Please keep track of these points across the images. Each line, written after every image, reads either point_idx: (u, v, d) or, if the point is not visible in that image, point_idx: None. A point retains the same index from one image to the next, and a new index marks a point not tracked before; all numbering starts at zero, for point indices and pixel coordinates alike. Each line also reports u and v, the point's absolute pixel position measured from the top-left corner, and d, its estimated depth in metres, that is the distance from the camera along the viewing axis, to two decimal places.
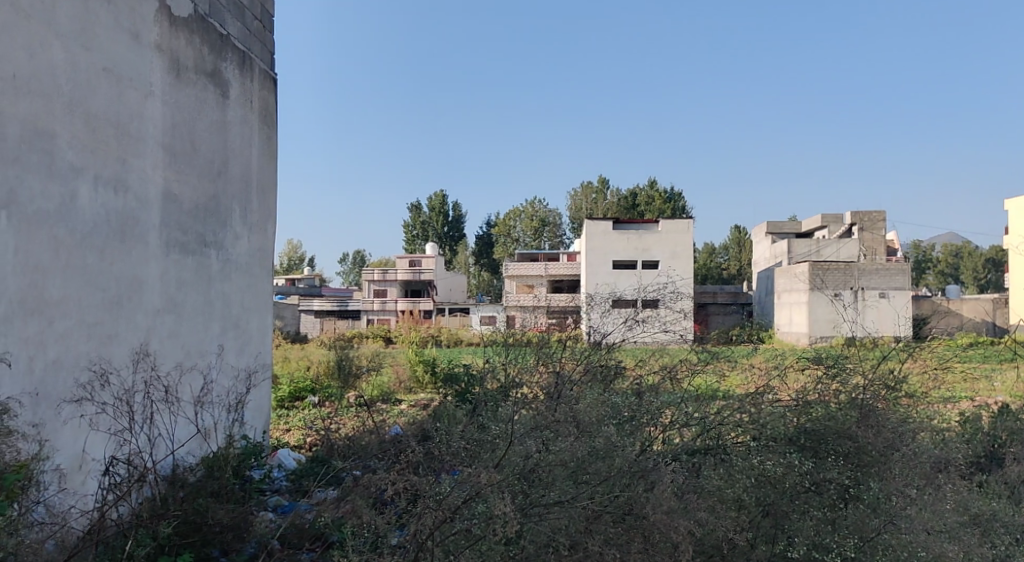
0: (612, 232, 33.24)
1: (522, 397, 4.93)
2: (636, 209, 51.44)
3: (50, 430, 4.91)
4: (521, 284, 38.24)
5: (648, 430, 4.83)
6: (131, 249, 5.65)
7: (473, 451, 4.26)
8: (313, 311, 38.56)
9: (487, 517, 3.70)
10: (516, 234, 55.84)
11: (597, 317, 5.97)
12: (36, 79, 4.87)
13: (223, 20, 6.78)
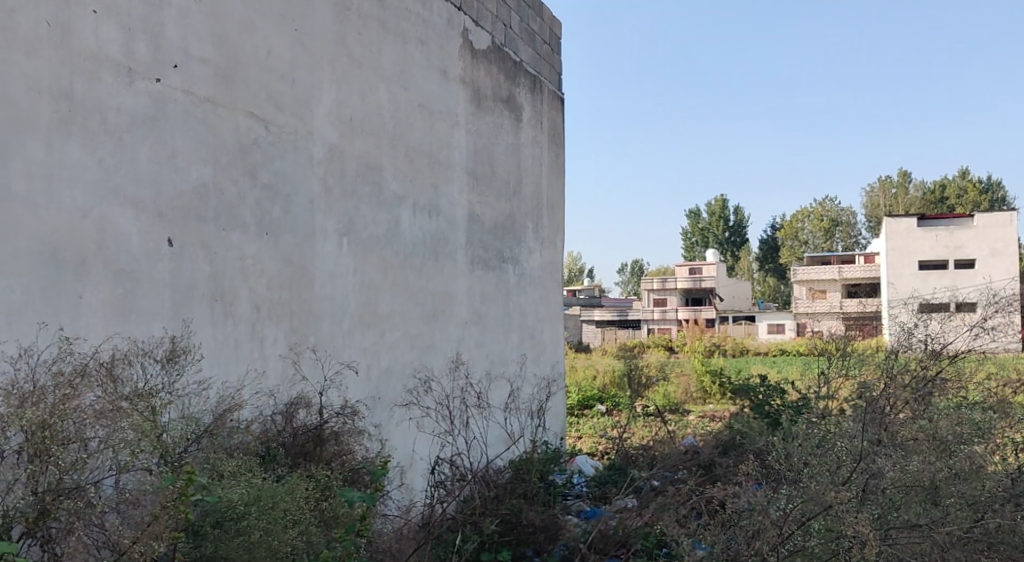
0: (918, 229, 30.36)
1: (815, 415, 4.68)
2: (947, 204, 46.92)
3: (386, 430, 5.47)
4: (813, 290, 36.70)
5: (1009, 450, 4.33)
6: (444, 267, 6.17)
7: (822, 467, 3.75)
8: (594, 321, 39.70)
9: (829, 534, 3.55)
10: (806, 236, 53.46)
11: (933, 327, 5.38)
12: (367, 119, 5.47)
13: (517, 48, 7.21)
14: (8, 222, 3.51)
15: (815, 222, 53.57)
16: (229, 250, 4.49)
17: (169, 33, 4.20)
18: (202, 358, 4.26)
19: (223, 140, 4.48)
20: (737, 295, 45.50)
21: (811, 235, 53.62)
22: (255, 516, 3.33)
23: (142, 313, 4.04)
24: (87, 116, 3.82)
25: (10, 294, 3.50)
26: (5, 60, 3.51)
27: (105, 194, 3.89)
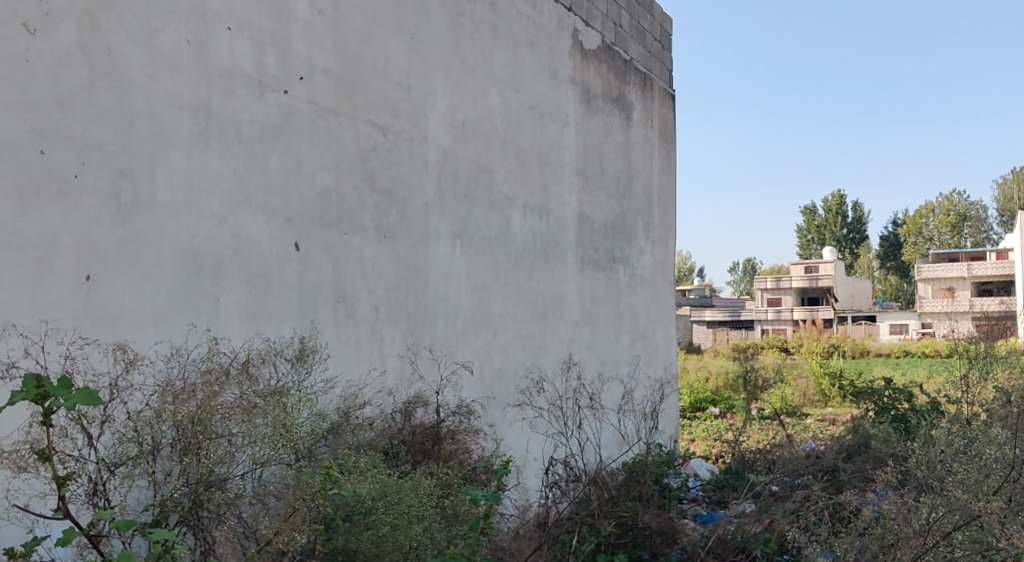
0: None
1: (951, 423, 4.43)
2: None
3: (500, 430, 5.53)
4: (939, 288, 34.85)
5: None
6: (555, 268, 6.20)
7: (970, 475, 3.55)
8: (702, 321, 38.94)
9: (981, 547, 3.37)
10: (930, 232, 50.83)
11: None
12: (480, 123, 5.56)
13: (627, 46, 7.18)
14: (155, 230, 3.73)
15: (942, 216, 50.82)
16: (350, 254, 4.65)
17: (296, 46, 4.39)
18: (328, 357, 4.43)
19: (345, 148, 4.64)
20: (856, 294, 43.64)
21: (936, 230, 50.94)
22: (382, 511, 3.41)
23: (273, 315, 4.23)
24: (222, 128, 4.03)
25: (157, 298, 3.73)
26: (151, 78, 3.74)
27: (238, 202, 4.09)
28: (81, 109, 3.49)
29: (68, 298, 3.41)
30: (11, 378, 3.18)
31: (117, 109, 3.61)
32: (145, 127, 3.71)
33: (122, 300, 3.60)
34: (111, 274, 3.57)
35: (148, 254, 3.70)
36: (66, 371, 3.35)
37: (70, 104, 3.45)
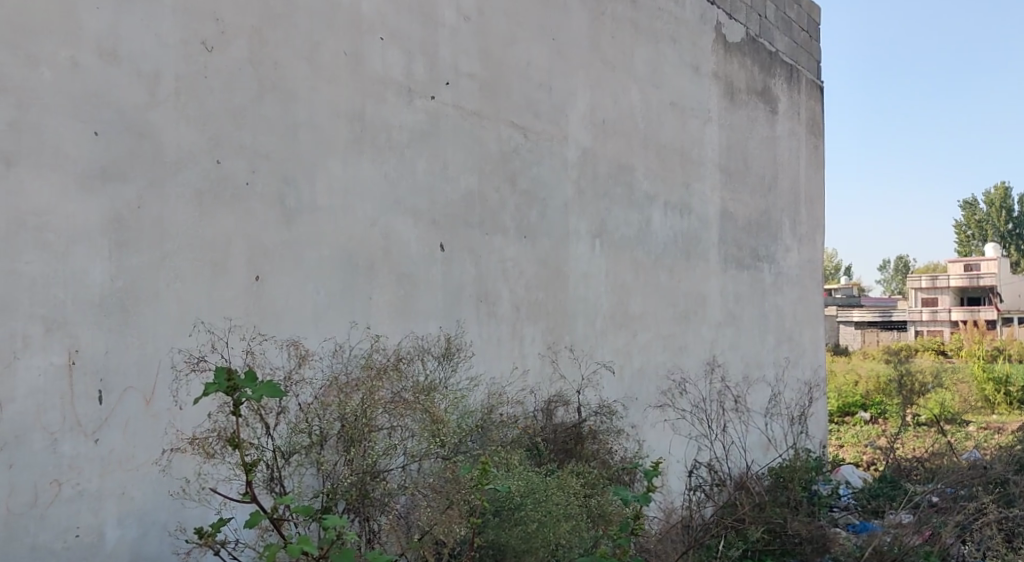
0: None
1: None
2: None
3: (644, 432, 5.50)
4: None
5: None
6: (696, 267, 6.08)
7: None
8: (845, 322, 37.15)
9: None
10: None
11: None
12: (620, 121, 5.53)
13: (772, 38, 6.98)
14: (314, 233, 3.94)
15: None
16: (491, 254, 4.73)
17: (443, 52, 4.52)
18: (473, 354, 4.53)
19: (488, 150, 4.73)
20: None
21: None
22: (531, 507, 3.40)
23: (420, 313, 4.37)
24: (375, 135, 4.21)
25: (316, 297, 3.93)
26: (312, 89, 3.95)
27: (389, 205, 4.26)
28: (251, 120, 3.73)
29: (240, 297, 3.66)
30: (201, 370, 3.48)
31: (282, 119, 3.84)
32: (307, 136, 3.92)
33: (287, 299, 3.82)
34: (277, 274, 3.80)
35: (308, 255, 3.91)
36: (241, 364, 3.61)
37: (241, 116, 3.70)
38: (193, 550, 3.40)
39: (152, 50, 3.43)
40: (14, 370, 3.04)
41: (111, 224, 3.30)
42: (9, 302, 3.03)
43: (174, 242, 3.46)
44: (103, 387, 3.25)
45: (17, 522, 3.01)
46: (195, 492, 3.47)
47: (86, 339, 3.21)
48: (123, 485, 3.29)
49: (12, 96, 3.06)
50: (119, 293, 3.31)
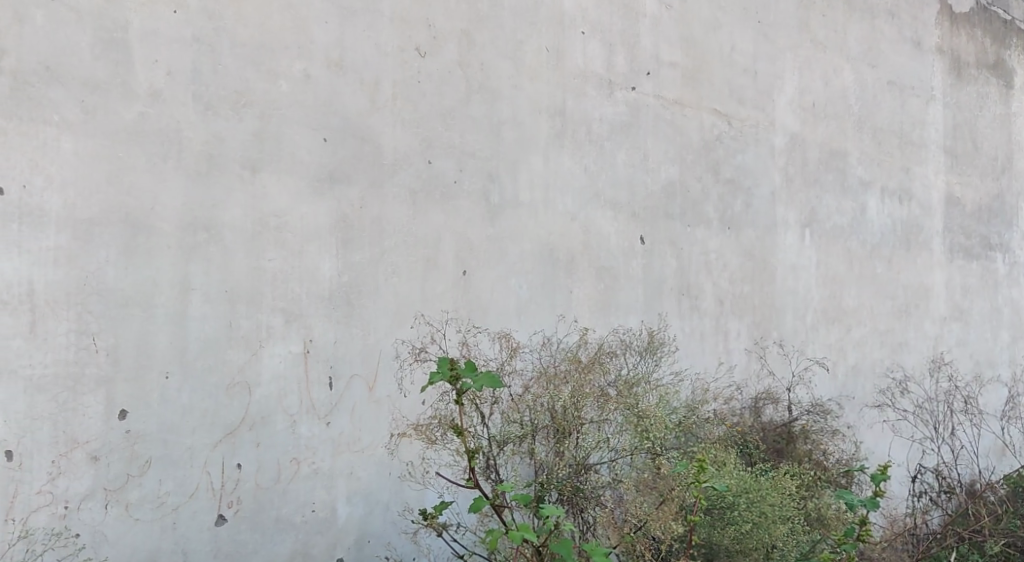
0: None
1: None
2: None
3: (861, 432, 5.19)
4: None
5: None
6: (918, 257, 5.64)
7: None
8: None
9: None
10: None
11: None
12: (832, 103, 5.23)
13: (1006, 5, 6.36)
14: (518, 229, 4.02)
15: None
16: (694, 246, 4.59)
17: (644, 42, 4.46)
18: (678, 348, 4.41)
19: (689, 140, 4.61)
20: None
21: None
22: (744, 507, 3.28)
23: (621, 307, 4.30)
24: (576, 129, 4.21)
25: (519, 291, 4.01)
26: (516, 87, 4.03)
27: (590, 198, 4.24)
28: (459, 121, 3.87)
29: (450, 291, 3.82)
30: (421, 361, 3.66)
31: (487, 118, 3.95)
32: (511, 133, 4.01)
33: (493, 293, 3.93)
34: (483, 268, 3.92)
35: (512, 250, 4.00)
36: (456, 355, 3.74)
37: (451, 117, 3.85)
38: (419, 532, 3.57)
39: (372, 58, 3.65)
40: (260, 357, 3.35)
41: (338, 224, 3.55)
42: (255, 295, 3.35)
43: (392, 239, 3.67)
44: (332, 374, 3.51)
45: (263, 495, 3.34)
46: (418, 475, 3.64)
47: (318, 329, 3.49)
48: (351, 465, 3.55)
49: (255, 108, 3.37)
50: (345, 287, 3.56)
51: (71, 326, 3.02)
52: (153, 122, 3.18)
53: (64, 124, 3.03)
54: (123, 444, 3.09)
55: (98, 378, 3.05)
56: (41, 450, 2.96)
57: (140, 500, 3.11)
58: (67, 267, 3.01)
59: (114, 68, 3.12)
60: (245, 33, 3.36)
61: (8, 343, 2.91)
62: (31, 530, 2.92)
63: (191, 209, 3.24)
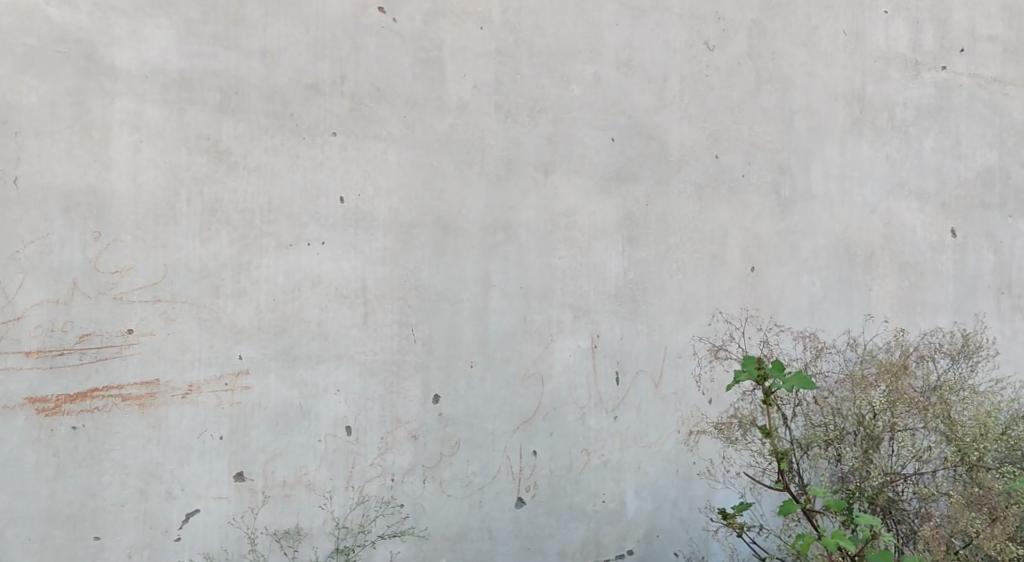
0: None
1: None
2: None
3: None
4: None
5: None
6: None
7: None
8: None
9: None
10: None
11: None
12: None
13: None
14: (810, 223, 3.82)
15: None
16: (1017, 238, 4.12)
17: (958, 16, 4.06)
18: (1000, 352, 3.98)
19: (1012, 121, 4.14)
20: None
21: None
22: None
23: (929, 306, 3.96)
24: (876, 115, 3.93)
25: (812, 287, 3.80)
26: (810, 74, 3.83)
27: (892, 188, 3.94)
28: (749, 112, 3.74)
29: (738, 288, 3.71)
30: (722, 357, 3.59)
31: (779, 109, 3.79)
32: (803, 123, 3.82)
33: (782, 290, 3.77)
34: (772, 264, 3.76)
35: (803, 245, 3.80)
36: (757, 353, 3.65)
37: (740, 109, 3.73)
38: (721, 530, 3.57)
39: (662, 56, 3.64)
40: (552, 351, 3.48)
41: (625, 222, 3.57)
42: (548, 291, 3.48)
43: (678, 236, 3.64)
44: (620, 368, 3.55)
45: (559, 482, 3.48)
46: (720, 474, 3.63)
47: (605, 325, 3.54)
48: (639, 459, 3.58)
49: (549, 113, 3.49)
50: (631, 284, 3.58)
51: (395, 317, 3.31)
52: (462, 133, 3.39)
53: (389, 138, 3.30)
54: (438, 425, 3.34)
55: (416, 365, 3.32)
56: (373, 427, 3.26)
57: (452, 478, 3.36)
58: (392, 265, 3.31)
59: (431, 85, 3.35)
60: (542, 42, 3.48)
61: (348, 332, 3.24)
62: (366, 497, 3.25)
63: (493, 211, 3.43)
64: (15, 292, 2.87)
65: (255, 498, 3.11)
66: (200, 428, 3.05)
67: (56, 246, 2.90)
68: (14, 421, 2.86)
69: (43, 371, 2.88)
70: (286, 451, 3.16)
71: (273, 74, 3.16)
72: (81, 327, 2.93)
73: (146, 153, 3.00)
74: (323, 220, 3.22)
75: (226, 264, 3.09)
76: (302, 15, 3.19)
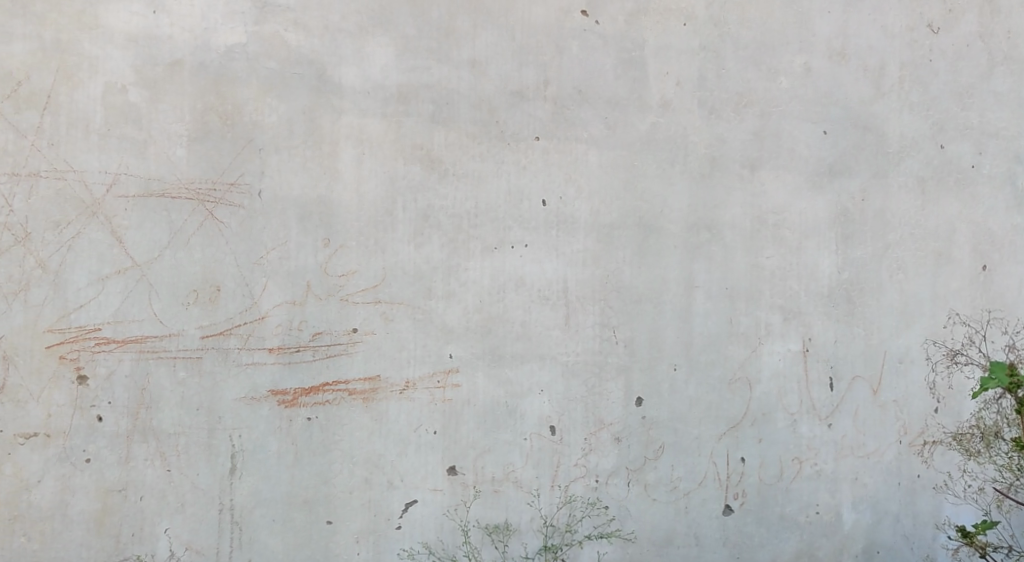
0: None
1: None
2: None
3: None
4: None
5: None
6: None
7: None
8: None
9: None
10: None
11: None
12: None
13: None
14: None
15: None
16: None
17: None
18: None
19: None
20: None
21: None
22: None
23: None
24: None
25: None
26: None
27: None
28: (979, 98, 3.45)
29: (967, 288, 3.43)
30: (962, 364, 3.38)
31: (1014, 92, 3.47)
32: None
33: (1020, 290, 3.46)
34: (1008, 262, 3.46)
35: None
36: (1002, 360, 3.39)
37: (970, 95, 3.45)
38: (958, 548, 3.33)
39: (879, 42, 3.42)
40: (760, 354, 3.35)
41: (839, 219, 3.39)
42: (754, 292, 3.36)
43: (898, 233, 3.42)
44: (834, 374, 3.38)
45: (768, 491, 3.35)
46: (960, 486, 3.39)
47: (817, 327, 3.38)
48: (856, 470, 3.39)
49: (756, 107, 3.38)
50: (846, 285, 3.40)
51: (597, 318, 3.29)
52: (664, 132, 3.34)
53: (591, 140, 3.30)
54: (641, 428, 3.30)
55: (619, 367, 3.29)
56: (576, 428, 3.26)
57: (657, 482, 3.31)
58: (592, 266, 3.29)
59: (632, 85, 3.32)
60: (749, 35, 3.37)
61: (551, 333, 3.26)
62: (573, 496, 3.26)
63: (696, 210, 3.34)
64: (259, 294, 3.06)
65: (466, 491, 3.19)
66: (416, 423, 3.17)
67: (293, 251, 3.09)
68: (261, 412, 3.05)
69: (283, 366, 3.07)
70: (495, 448, 3.22)
71: (481, 82, 3.24)
72: (314, 326, 3.10)
73: (368, 164, 3.16)
74: (525, 223, 3.26)
75: (438, 266, 3.20)
76: (508, 23, 3.25)
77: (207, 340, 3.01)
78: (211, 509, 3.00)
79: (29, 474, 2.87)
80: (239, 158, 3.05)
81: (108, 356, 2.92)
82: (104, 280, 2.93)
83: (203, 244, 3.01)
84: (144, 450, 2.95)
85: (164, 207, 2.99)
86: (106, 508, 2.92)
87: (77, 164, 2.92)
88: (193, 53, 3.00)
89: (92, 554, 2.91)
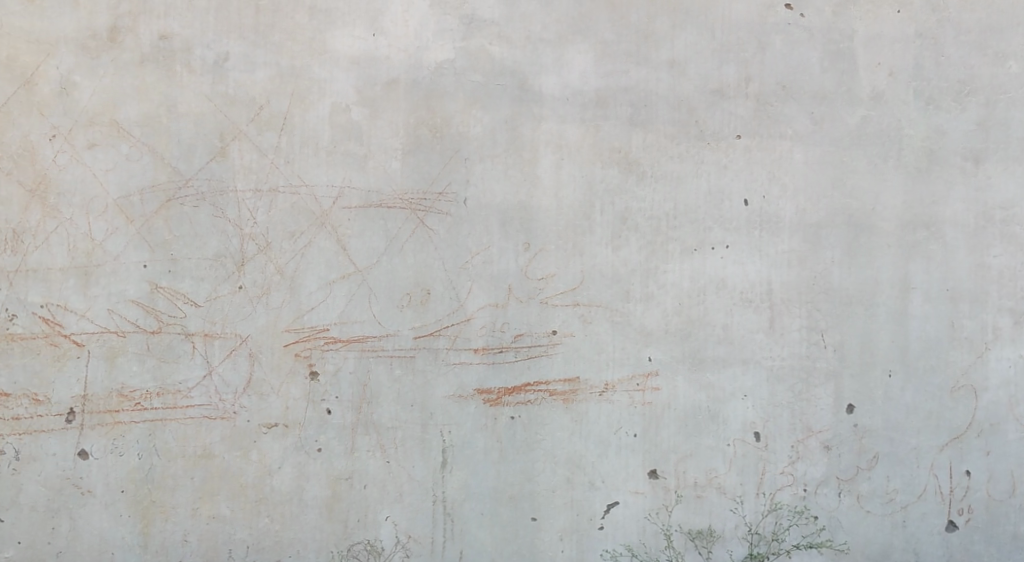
0: None
1: None
2: None
3: None
4: None
5: None
6: None
7: None
8: None
9: None
10: None
11: None
12: None
13: None
14: None
15: None
16: None
17: None
18: None
19: None
20: None
21: None
22: None
23: None
24: None
25: None
26: None
27: None
28: None
29: None
30: None
31: None
32: None
33: None
34: None
35: None
36: None
37: None
38: None
39: None
40: (986, 361, 3.18)
41: None
42: (979, 294, 3.19)
43: None
44: None
45: (998, 507, 3.18)
46: None
47: None
48: None
49: (980, 95, 3.22)
50: None
51: (803, 321, 3.19)
52: (876, 125, 3.21)
53: (796, 136, 3.21)
54: (853, 437, 3.17)
55: (827, 372, 3.18)
56: (782, 434, 3.18)
57: (871, 493, 3.17)
58: (799, 267, 3.19)
59: (841, 77, 3.21)
60: (971, 19, 3.23)
61: (755, 336, 3.19)
62: (779, 504, 3.17)
63: (912, 207, 3.19)
64: (465, 297, 3.20)
65: (668, 495, 3.18)
66: (616, 424, 3.19)
67: (496, 256, 3.21)
68: (468, 409, 3.19)
69: (487, 365, 3.19)
70: (697, 452, 3.19)
71: (680, 82, 3.22)
72: (516, 327, 3.20)
73: (567, 168, 3.22)
74: (726, 224, 3.20)
75: (635, 269, 3.21)
76: (709, 21, 3.22)
77: (419, 340, 3.19)
78: (427, 500, 3.18)
79: (271, 460, 3.14)
80: (447, 167, 3.21)
81: (335, 354, 3.17)
82: (331, 285, 3.18)
83: (415, 250, 3.20)
84: (367, 442, 3.17)
85: (382, 217, 3.19)
86: (335, 495, 3.16)
87: (308, 179, 3.18)
88: (407, 71, 3.20)
89: (324, 537, 3.15)
